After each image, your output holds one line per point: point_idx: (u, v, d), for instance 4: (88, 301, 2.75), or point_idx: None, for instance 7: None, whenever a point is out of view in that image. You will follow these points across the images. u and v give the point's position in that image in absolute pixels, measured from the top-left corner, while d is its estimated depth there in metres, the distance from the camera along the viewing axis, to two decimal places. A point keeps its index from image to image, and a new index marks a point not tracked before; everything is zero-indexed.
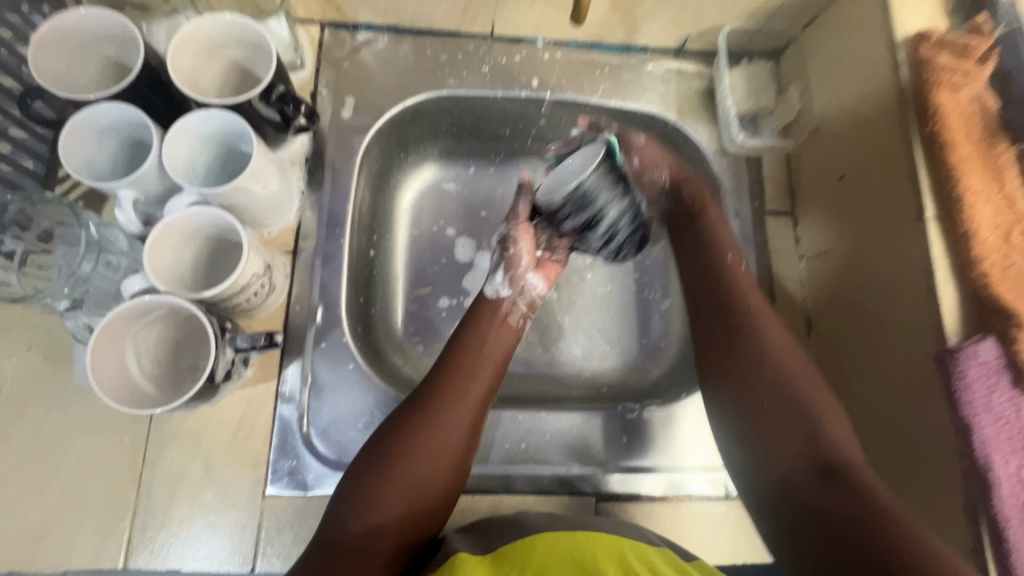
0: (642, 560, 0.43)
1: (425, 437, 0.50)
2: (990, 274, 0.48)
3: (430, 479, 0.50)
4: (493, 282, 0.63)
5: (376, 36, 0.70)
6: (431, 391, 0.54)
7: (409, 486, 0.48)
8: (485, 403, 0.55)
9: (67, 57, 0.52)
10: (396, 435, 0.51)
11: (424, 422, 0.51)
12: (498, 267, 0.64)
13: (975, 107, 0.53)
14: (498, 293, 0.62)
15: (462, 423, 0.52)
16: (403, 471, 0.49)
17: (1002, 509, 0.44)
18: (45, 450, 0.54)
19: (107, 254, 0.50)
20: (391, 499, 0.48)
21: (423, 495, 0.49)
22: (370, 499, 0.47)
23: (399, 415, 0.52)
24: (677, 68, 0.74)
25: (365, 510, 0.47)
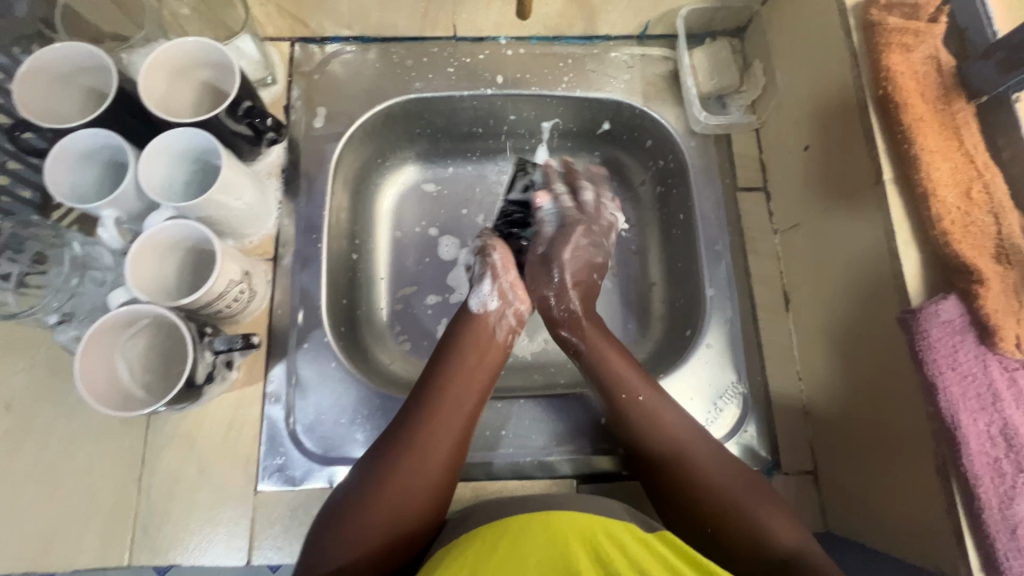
0: (612, 539, 0.44)
1: (404, 467, 0.51)
2: (952, 232, 0.47)
3: (406, 513, 0.49)
4: (479, 293, 0.64)
5: (344, 47, 0.72)
6: (413, 418, 0.54)
7: (385, 515, 0.49)
8: (467, 427, 0.55)
9: (51, 91, 0.56)
10: (375, 471, 0.51)
11: (401, 452, 0.51)
12: (483, 277, 0.65)
13: (929, 67, 0.52)
14: (484, 305, 0.63)
15: (441, 449, 0.53)
16: (378, 508, 0.49)
17: (972, 467, 0.44)
18: (52, 457, 0.57)
19: (92, 271, 0.55)
20: (368, 535, 0.47)
21: (400, 527, 0.49)
22: (346, 532, 0.47)
23: (379, 446, 0.53)
24: (641, 54, 0.74)
25: (339, 548, 0.47)
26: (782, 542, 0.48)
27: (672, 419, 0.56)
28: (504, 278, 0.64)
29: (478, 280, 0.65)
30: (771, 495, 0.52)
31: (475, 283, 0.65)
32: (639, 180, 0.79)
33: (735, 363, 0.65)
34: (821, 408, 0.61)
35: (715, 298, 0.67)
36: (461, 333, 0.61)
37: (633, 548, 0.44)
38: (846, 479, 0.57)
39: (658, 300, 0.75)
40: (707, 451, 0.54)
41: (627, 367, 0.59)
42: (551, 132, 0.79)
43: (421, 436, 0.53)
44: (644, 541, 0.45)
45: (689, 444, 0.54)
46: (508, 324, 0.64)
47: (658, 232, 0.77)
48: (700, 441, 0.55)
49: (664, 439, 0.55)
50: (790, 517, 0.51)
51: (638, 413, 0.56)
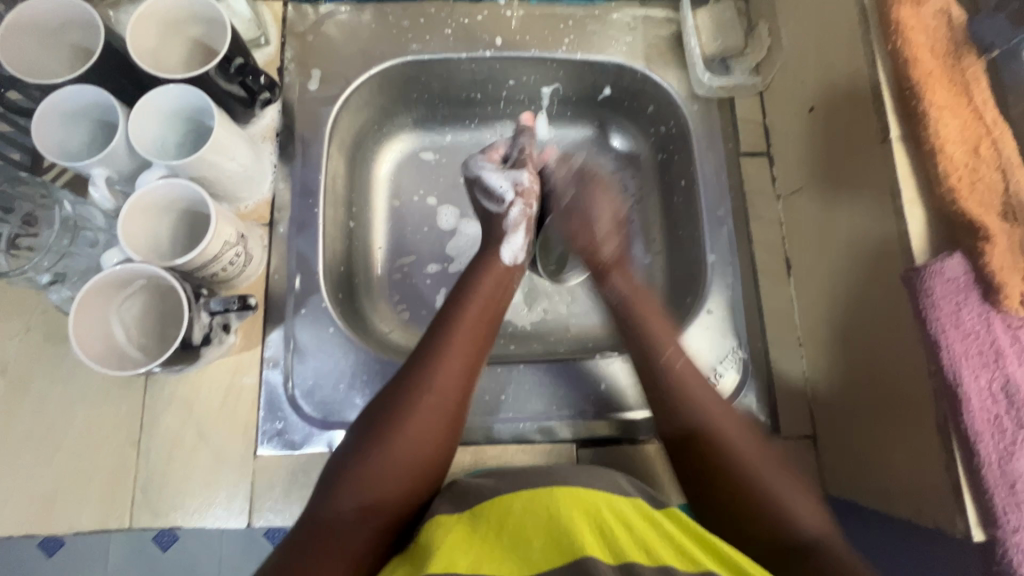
0: (615, 513, 0.45)
1: (420, 411, 0.51)
2: (958, 189, 0.46)
3: (425, 453, 0.50)
4: (512, 244, 0.64)
5: (338, 8, 0.70)
6: (428, 360, 0.53)
7: (403, 457, 0.49)
8: (481, 363, 0.56)
9: (36, 47, 0.55)
10: (393, 410, 0.51)
11: (415, 394, 0.51)
12: (518, 227, 0.65)
13: (939, 21, 0.51)
14: (515, 258, 0.64)
15: (456, 392, 0.53)
16: (397, 447, 0.49)
17: (973, 424, 0.44)
18: (50, 421, 0.57)
19: (84, 231, 0.54)
20: (390, 476, 0.48)
21: (417, 469, 0.49)
22: (366, 475, 0.48)
23: (394, 388, 0.52)
24: (643, 15, 0.73)
25: (357, 489, 0.47)
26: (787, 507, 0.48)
27: (698, 387, 0.56)
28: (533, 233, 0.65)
29: (512, 228, 0.65)
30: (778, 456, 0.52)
31: (506, 232, 0.65)
32: (641, 147, 0.78)
33: (736, 329, 0.65)
34: (820, 373, 0.61)
35: (717, 264, 0.67)
36: (474, 277, 0.61)
37: (638, 524, 0.45)
38: (846, 442, 0.58)
39: (658, 269, 0.74)
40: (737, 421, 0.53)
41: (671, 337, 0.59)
42: (551, 97, 0.77)
43: (436, 379, 0.52)
44: (647, 516, 0.46)
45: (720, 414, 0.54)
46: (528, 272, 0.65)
47: (660, 200, 0.76)
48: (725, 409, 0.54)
49: (702, 411, 0.54)
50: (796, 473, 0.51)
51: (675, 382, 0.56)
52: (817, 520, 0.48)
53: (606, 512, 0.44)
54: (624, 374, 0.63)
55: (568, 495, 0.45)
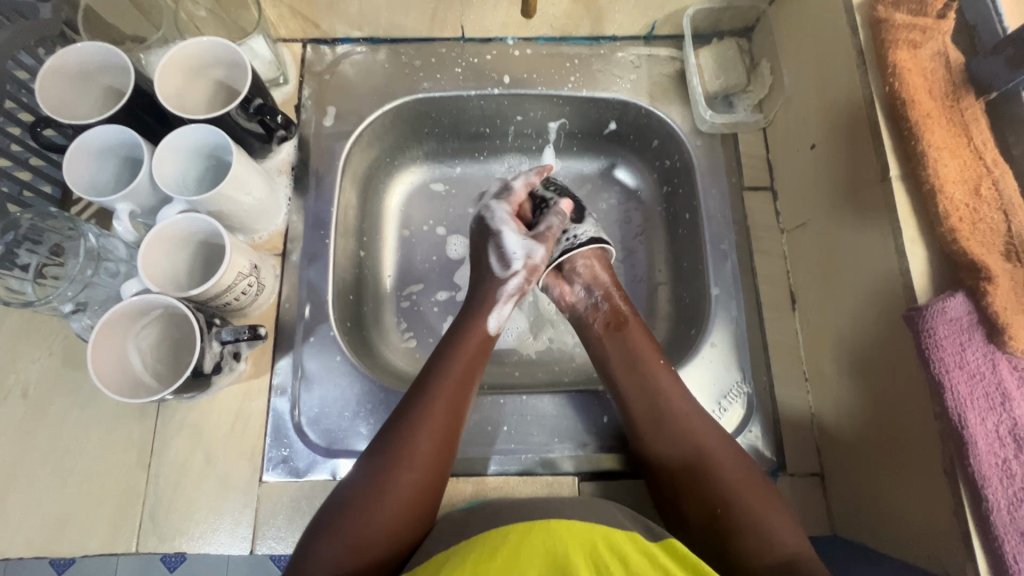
0: (613, 551, 0.44)
1: (397, 461, 0.52)
2: (959, 229, 0.47)
3: (401, 505, 0.50)
4: (499, 312, 0.64)
5: (354, 48, 0.74)
6: (410, 399, 0.55)
7: (391, 497, 0.50)
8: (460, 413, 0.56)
9: (71, 89, 0.58)
10: (371, 462, 0.52)
11: (399, 433, 0.53)
12: (509, 299, 0.64)
13: (937, 63, 0.52)
14: (501, 325, 0.64)
15: (434, 440, 0.53)
16: (374, 500, 0.50)
17: (981, 468, 0.43)
18: (65, 444, 0.59)
19: (106, 262, 0.56)
20: (365, 531, 0.48)
21: (405, 508, 0.50)
22: (342, 529, 0.48)
23: (375, 439, 0.54)
24: (648, 54, 0.75)
25: (330, 545, 0.47)
26: (786, 550, 0.49)
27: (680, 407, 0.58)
28: (520, 298, 0.65)
29: (504, 299, 0.64)
30: (782, 506, 0.52)
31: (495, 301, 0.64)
32: (646, 179, 0.79)
33: (740, 362, 0.64)
34: (826, 408, 0.60)
35: (720, 297, 0.67)
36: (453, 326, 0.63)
37: (637, 562, 0.44)
38: (853, 481, 0.56)
39: (663, 300, 0.75)
40: (733, 460, 0.55)
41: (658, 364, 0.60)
42: (558, 132, 0.79)
43: (416, 415, 0.54)
44: (644, 553, 0.45)
45: (720, 459, 0.55)
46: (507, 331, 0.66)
47: (665, 232, 0.77)
48: (724, 447, 0.56)
49: (692, 445, 0.56)
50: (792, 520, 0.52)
51: (670, 424, 0.57)
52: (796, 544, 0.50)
53: (600, 542, 0.45)
54: None
55: (564, 527, 0.46)
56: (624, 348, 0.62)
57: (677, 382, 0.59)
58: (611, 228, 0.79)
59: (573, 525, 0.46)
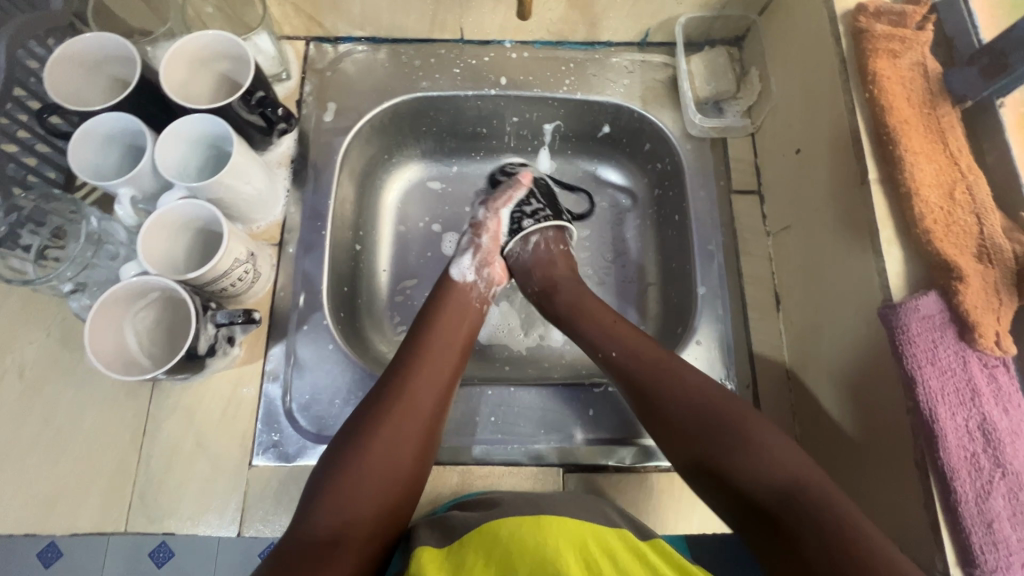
0: (603, 548, 0.46)
1: (393, 425, 0.53)
2: (934, 230, 0.48)
3: (396, 466, 0.52)
4: (459, 265, 0.68)
5: (355, 47, 0.76)
6: (397, 382, 0.55)
7: (376, 477, 0.50)
8: (453, 380, 0.58)
9: (77, 78, 0.60)
10: (364, 425, 0.53)
11: (386, 414, 0.53)
12: (466, 252, 0.70)
13: (916, 72, 0.54)
14: (463, 276, 0.67)
15: (427, 405, 0.55)
16: (370, 464, 0.51)
17: (950, 461, 0.44)
18: (59, 423, 0.60)
19: (107, 245, 0.58)
20: (362, 494, 0.50)
21: (391, 488, 0.51)
22: (339, 492, 0.49)
23: (369, 405, 0.54)
24: (641, 60, 0.77)
25: (329, 508, 0.48)
26: (788, 477, 0.48)
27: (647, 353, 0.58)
28: (482, 255, 0.70)
29: (461, 253, 0.70)
30: (784, 437, 0.51)
31: (455, 257, 0.69)
32: (638, 182, 0.81)
33: (725, 360, 0.66)
34: (807, 406, 0.62)
35: (707, 296, 0.68)
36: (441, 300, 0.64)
37: (625, 559, 0.45)
38: (833, 479, 0.57)
39: (652, 299, 0.76)
40: (717, 397, 0.53)
41: (617, 325, 0.61)
42: (553, 133, 0.81)
43: (404, 400, 0.54)
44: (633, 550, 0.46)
45: (717, 413, 0.52)
46: (482, 293, 0.68)
47: (655, 233, 0.78)
48: (707, 388, 0.54)
49: (667, 399, 0.54)
50: (795, 445, 0.50)
51: (660, 391, 0.55)
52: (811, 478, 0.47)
53: (590, 543, 0.46)
54: (612, 402, 0.65)
55: (559, 527, 0.46)
56: (571, 299, 0.66)
57: (655, 345, 0.59)
58: (603, 229, 0.81)
59: (567, 523, 0.47)
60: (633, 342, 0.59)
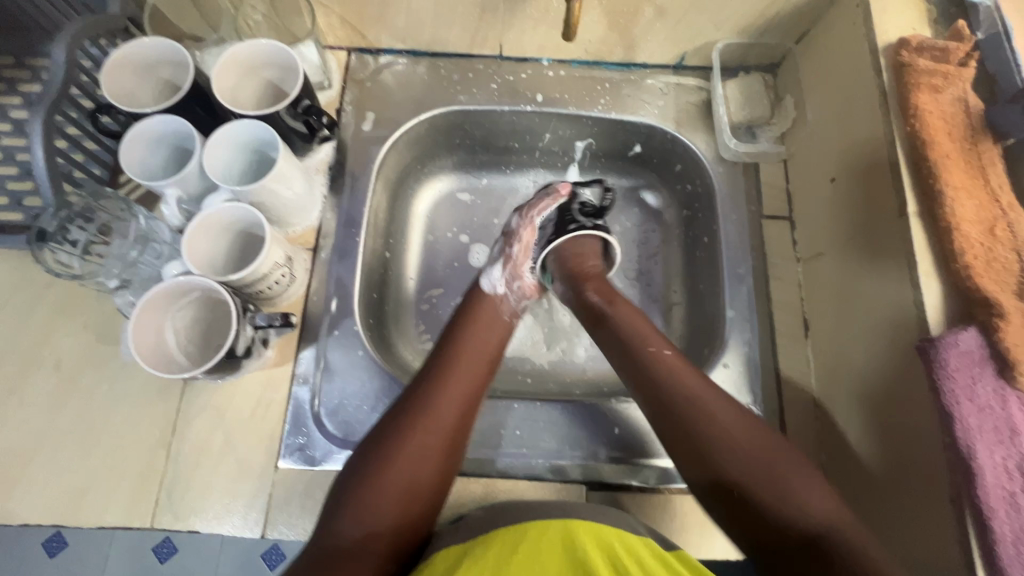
0: (629, 552, 0.45)
1: (417, 434, 0.53)
2: (974, 266, 0.48)
3: (421, 474, 0.52)
4: (490, 276, 0.68)
5: (396, 59, 0.77)
6: (422, 392, 0.56)
7: (400, 488, 0.51)
8: (478, 392, 0.58)
9: (132, 80, 0.62)
10: (387, 434, 0.53)
11: (412, 425, 0.54)
12: (496, 262, 0.69)
13: (957, 107, 0.54)
14: (493, 287, 0.67)
15: (451, 414, 0.55)
16: (394, 472, 0.51)
17: (988, 500, 0.44)
18: (92, 416, 0.61)
19: (152, 244, 0.60)
20: (386, 502, 0.50)
21: (413, 498, 0.51)
22: (364, 500, 0.50)
23: (394, 413, 0.55)
24: (676, 83, 0.78)
25: (354, 516, 0.49)
26: (816, 520, 0.48)
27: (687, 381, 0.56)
28: (512, 267, 0.69)
29: (493, 264, 0.70)
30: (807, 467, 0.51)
31: (488, 266, 0.69)
32: (667, 202, 0.81)
33: (752, 385, 0.65)
34: (835, 434, 0.61)
35: (735, 319, 0.68)
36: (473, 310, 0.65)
37: (651, 563, 0.45)
38: (861, 512, 0.57)
39: (677, 319, 0.76)
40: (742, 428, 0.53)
41: (661, 356, 0.58)
42: (584, 151, 0.82)
43: (429, 412, 0.55)
44: (658, 557, 0.46)
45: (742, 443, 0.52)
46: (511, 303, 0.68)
47: (683, 253, 0.79)
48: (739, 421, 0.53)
49: (705, 428, 0.53)
50: (829, 488, 0.50)
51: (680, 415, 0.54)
52: (834, 515, 0.48)
53: (620, 547, 0.46)
54: (637, 421, 0.65)
55: (582, 526, 0.47)
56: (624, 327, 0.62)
57: (689, 368, 0.57)
58: (629, 247, 0.81)
59: (593, 525, 0.47)
60: (680, 371, 0.57)
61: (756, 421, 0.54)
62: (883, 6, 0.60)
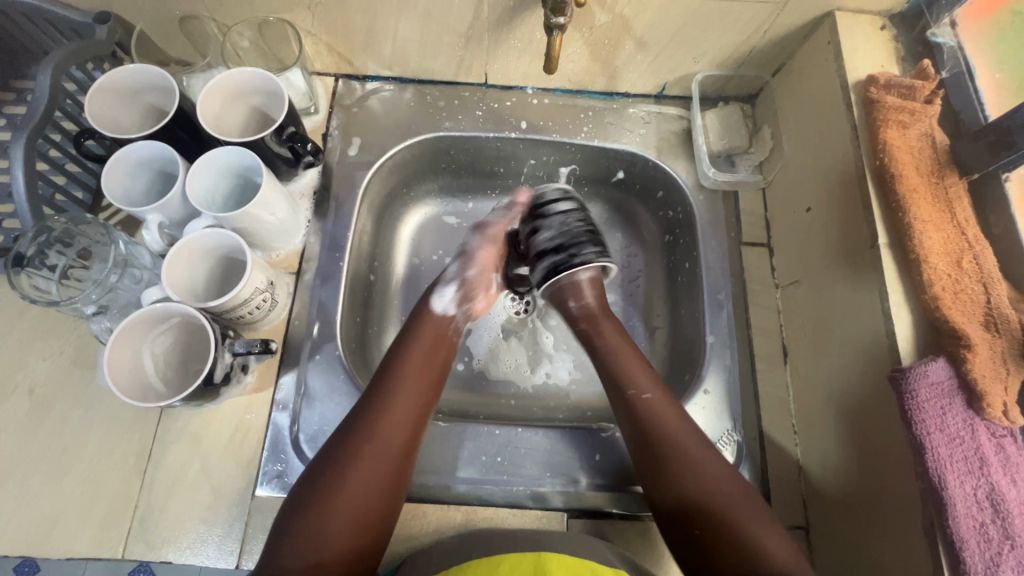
0: None
1: (367, 451, 0.54)
2: (942, 297, 0.50)
3: (372, 492, 0.53)
4: (442, 296, 0.68)
5: (383, 86, 0.78)
6: (372, 411, 0.56)
7: (355, 501, 0.51)
8: (425, 412, 0.59)
9: (115, 105, 0.62)
10: (340, 452, 0.54)
11: (362, 442, 0.54)
12: (451, 284, 0.69)
13: (924, 143, 0.57)
14: (445, 310, 0.67)
15: (400, 432, 0.56)
16: (345, 489, 0.52)
17: (959, 530, 0.44)
18: (65, 442, 0.60)
19: (133, 269, 0.59)
20: (338, 520, 0.50)
21: (367, 512, 0.52)
22: (316, 519, 0.50)
23: (347, 429, 0.55)
24: (657, 112, 0.80)
25: (304, 535, 0.49)
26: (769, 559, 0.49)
27: (665, 413, 0.59)
28: (473, 288, 0.70)
29: (445, 283, 0.69)
30: (763, 512, 0.53)
31: (441, 285, 0.69)
32: (650, 226, 0.82)
33: (732, 410, 0.66)
34: (814, 460, 0.61)
35: (715, 345, 0.69)
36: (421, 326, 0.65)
37: None
38: (841, 540, 0.57)
39: (660, 343, 0.77)
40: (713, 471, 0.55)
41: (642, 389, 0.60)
42: (568, 177, 0.83)
43: (382, 428, 0.55)
44: None
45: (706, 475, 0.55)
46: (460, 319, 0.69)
47: (664, 277, 0.80)
48: (717, 474, 0.55)
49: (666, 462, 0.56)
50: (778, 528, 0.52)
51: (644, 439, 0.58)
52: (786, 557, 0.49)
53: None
54: (618, 447, 0.65)
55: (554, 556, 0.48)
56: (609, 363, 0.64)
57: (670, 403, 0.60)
58: (612, 270, 0.82)
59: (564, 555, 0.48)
60: (659, 403, 0.59)
61: (732, 472, 0.56)
62: (853, 44, 0.63)
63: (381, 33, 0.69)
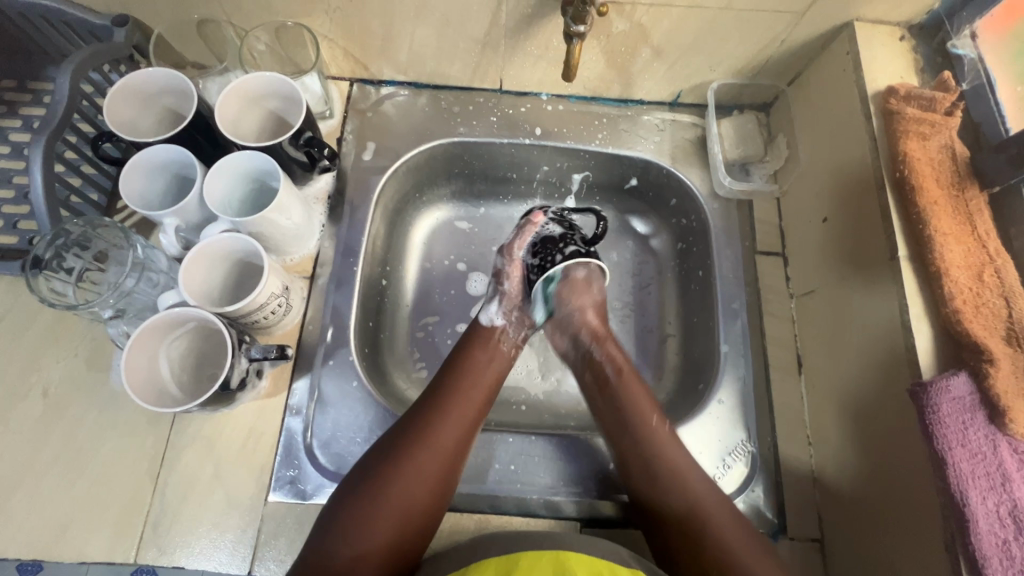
0: None
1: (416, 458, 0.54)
2: (964, 311, 0.49)
3: (419, 498, 0.53)
4: (487, 310, 0.68)
5: (398, 91, 0.79)
6: (423, 419, 0.56)
7: (400, 505, 0.52)
8: (477, 422, 0.59)
9: (135, 108, 0.62)
10: (387, 458, 0.54)
11: (413, 448, 0.54)
12: (493, 299, 0.69)
13: (944, 155, 0.56)
14: (490, 322, 0.67)
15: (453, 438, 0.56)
16: (393, 494, 0.52)
17: (982, 547, 0.44)
18: (78, 445, 0.60)
19: (149, 273, 0.58)
20: (382, 522, 0.51)
21: (410, 517, 0.52)
22: (360, 523, 0.50)
23: (399, 434, 0.56)
24: (672, 119, 0.79)
25: (348, 536, 0.49)
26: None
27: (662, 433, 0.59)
28: (511, 302, 0.69)
29: (489, 300, 0.69)
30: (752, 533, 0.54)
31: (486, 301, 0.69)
32: (663, 233, 0.82)
33: (746, 421, 0.65)
34: (830, 471, 0.61)
35: (729, 354, 0.68)
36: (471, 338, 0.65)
37: None
38: (857, 552, 0.57)
39: (672, 352, 0.77)
40: (707, 493, 0.56)
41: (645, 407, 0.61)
42: (580, 183, 0.83)
43: (434, 435, 0.55)
44: None
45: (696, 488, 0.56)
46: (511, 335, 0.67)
47: (677, 285, 0.80)
48: (707, 492, 0.56)
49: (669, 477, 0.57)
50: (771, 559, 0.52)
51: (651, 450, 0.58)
52: None
53: None
54: None
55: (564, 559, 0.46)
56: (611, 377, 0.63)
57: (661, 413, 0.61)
58: (624, 277, 0.82)
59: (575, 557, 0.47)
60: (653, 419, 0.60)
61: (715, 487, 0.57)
62: (873, 55, 0.63)
63: (398, 39, 0.70)
